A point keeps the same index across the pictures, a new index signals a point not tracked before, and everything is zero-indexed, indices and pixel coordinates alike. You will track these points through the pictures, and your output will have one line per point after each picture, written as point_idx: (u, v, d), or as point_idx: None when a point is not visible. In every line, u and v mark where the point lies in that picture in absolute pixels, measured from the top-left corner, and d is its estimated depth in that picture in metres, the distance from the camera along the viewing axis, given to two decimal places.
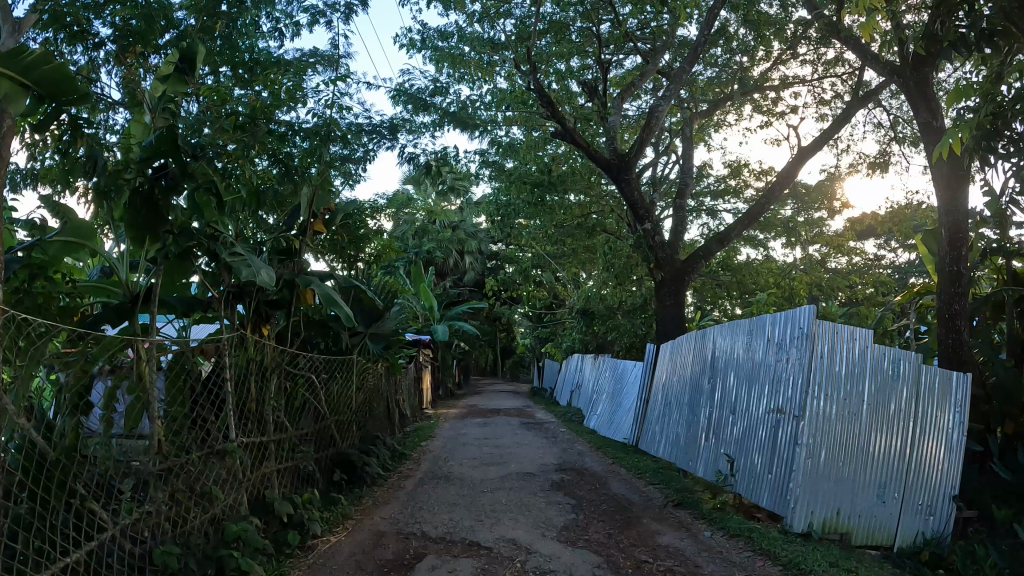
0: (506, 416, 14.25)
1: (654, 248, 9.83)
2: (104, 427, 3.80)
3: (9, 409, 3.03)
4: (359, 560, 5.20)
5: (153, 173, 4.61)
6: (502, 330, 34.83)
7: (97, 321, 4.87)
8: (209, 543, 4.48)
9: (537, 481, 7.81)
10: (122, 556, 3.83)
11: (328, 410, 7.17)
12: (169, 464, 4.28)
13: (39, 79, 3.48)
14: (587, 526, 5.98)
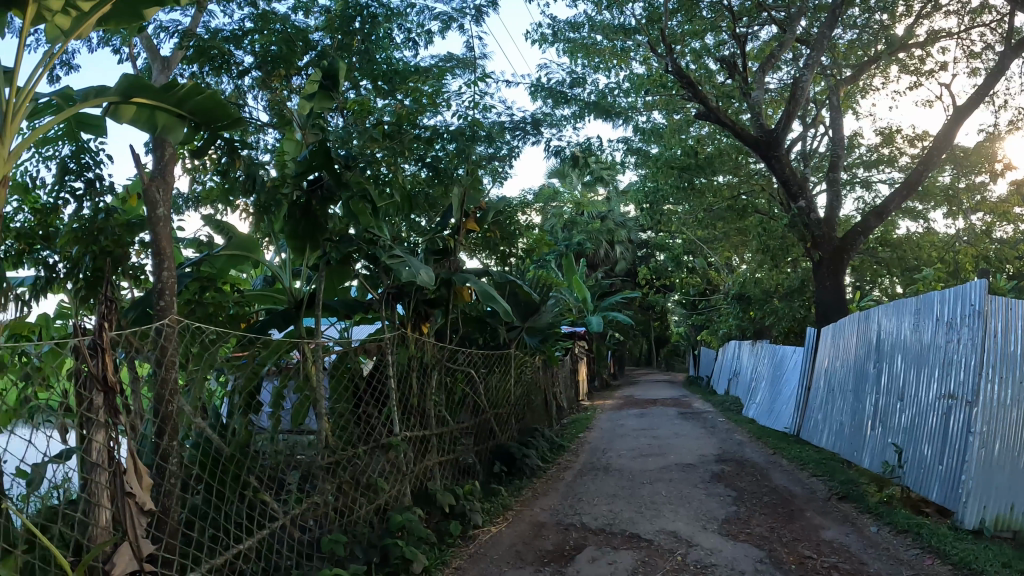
0: (665, 407, 14.02)
1: (809, 227, 9.27)
2: (272, 424, 4.07)
3: (185, 410, 3.28)
4: (519, 551, 5.29)
5: (308, 186, 4.87)
6: (659, 319, 34.29)
7: (266, 325, 5.30)
8: (374, 532, 4.73)
9: (697, 472, 7.63)
10: (292, 542, 4.13)
11: (487, 404, 7.35)
12: (337, 457, 4.54)
13: (193, 109, 3.85)
14: (749, 519, 5.76)
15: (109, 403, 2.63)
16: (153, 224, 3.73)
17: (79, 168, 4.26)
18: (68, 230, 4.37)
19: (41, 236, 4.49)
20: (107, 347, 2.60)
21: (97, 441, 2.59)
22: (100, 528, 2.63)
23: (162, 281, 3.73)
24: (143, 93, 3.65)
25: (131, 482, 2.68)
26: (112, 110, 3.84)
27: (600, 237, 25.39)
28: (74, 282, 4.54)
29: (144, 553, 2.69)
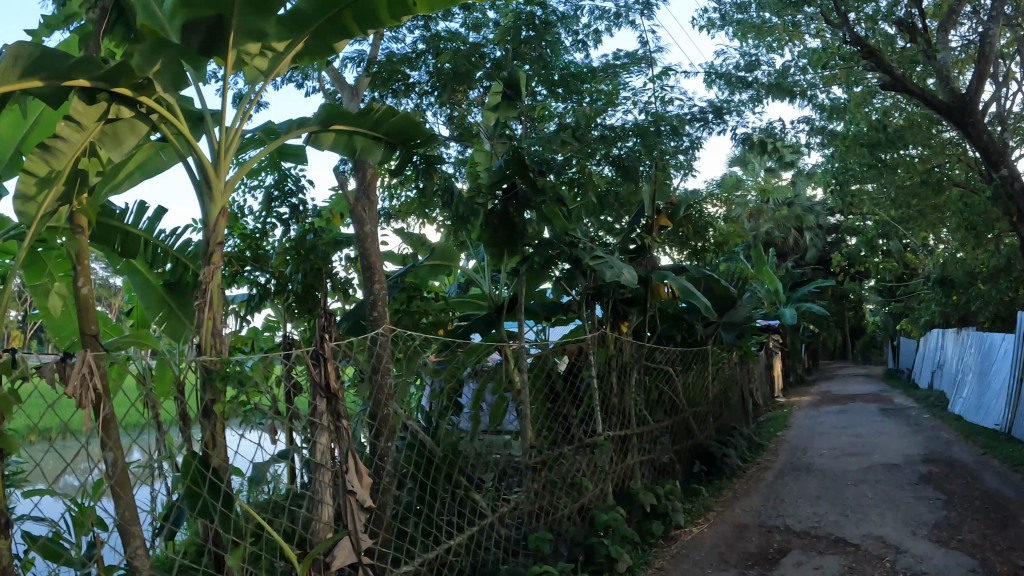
0: (866, 402, 13.10)
1: (1015, 196, 8.56)
2: (472, 425, 3.82)
3: (399, 413, 3.08)
4: (722, 552, 4.90)
5: (503, 194, 4.54)
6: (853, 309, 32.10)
7: (470, 330, 5.32)
8: (579, 529, 4.21)
9: (903, 473, 7.06)
10: (496, 539, 3.72)
11: (684, 402, 6.91)
12: (542, 458, 4.05)
13: (388, 129, 3.78)
14: (962, 525, 5.26)
15: (332, 408, 2.60)
16: (362, 241, 3.90)
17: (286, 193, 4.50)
18: (282, 248, 4.49)
19: (249, 257, 4.54)
20: (328, 357, 2.56)
21: (321, 443, 2.61)
22: (323, 523, 2.65)
23: (374, 292, 3.91)
24: (341, 120, 3.59)
25: (353, 480, 2.62)
26: (310, 139, 3.79)
27: (785, 226, 24.10)
28: (284, 298, 4.59)
29: (361, 546, 2.61)
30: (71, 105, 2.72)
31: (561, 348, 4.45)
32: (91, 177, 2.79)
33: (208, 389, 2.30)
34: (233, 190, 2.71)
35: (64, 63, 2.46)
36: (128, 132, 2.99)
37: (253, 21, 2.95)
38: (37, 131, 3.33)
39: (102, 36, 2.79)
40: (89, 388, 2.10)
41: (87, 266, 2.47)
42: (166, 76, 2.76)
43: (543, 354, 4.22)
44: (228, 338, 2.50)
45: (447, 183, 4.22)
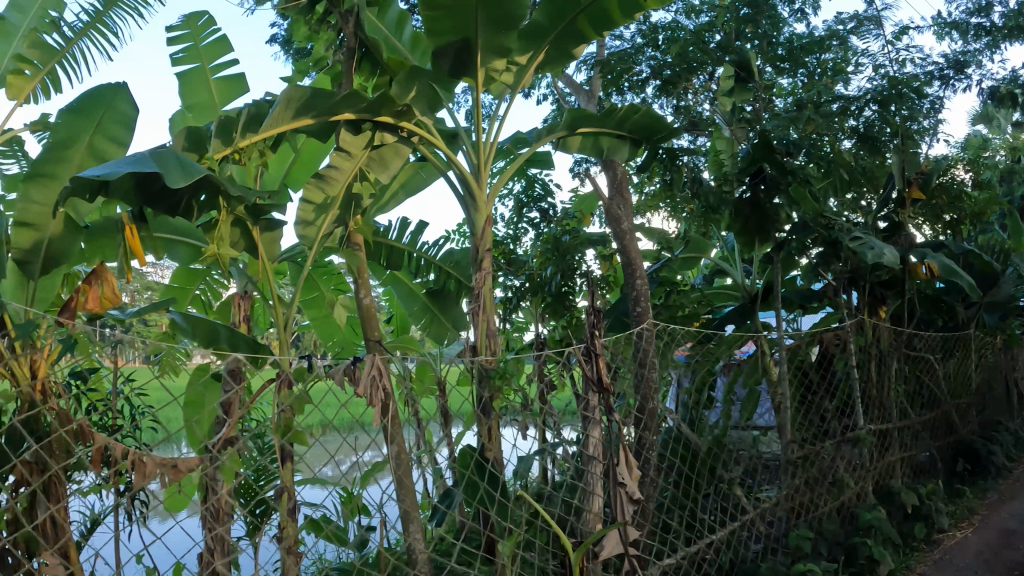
0: None
1: None
2: (723, 419, 3.78)
3: (659, 411, 3.14)
4: (987, 559, 4.43)
5: (749, 181, 3.80)
6: None
7: (720, 322, 4.23)
8: (841, 528, 4.00)
9: None
10: (756, 536, 3.70)
11: (949, 395, 5.88)
12: (804, 453, 3.89)
13: (634, 125, 3.48)
14: None
15: (603, 402, 2.61)
16: (620, 237, 3.86)
17: (534, 198, 4.20)
18: (539, 249, 3.96)
19: (503, 262, 4.10)
20: (599, 353, 2.53)
21: (594, 436, 2.64)
22: (593, 514, 2.68)
23: (638, 288, 3.76)
24: (586, 122, 3.37)
25: (623, 472, 2.63)
26: (558, 145, 3.62)
27: None
28: (535, 302, 3.94)
29: (630, 538, 2.63)
30: (340, 137, 2.91)
31: (813, 336, 4.04)
32: (364, 199, 3.04)
33: (489, 385, 2.50)
34: (494, 201, 2.86)
35: (331, 101, 2.67)
36: (393, 154, 3.11)
37: (497, 38, 2.88)
38: (302, 161, 3.76)
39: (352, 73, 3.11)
40: (379, 387, 2.22)
41: (366, 276, 2.97)
42: (422, 100, 2.92)
43: (796, 343, 3.89)
44: (500, 337, 2.68)
45: (694, 174, 3.70)
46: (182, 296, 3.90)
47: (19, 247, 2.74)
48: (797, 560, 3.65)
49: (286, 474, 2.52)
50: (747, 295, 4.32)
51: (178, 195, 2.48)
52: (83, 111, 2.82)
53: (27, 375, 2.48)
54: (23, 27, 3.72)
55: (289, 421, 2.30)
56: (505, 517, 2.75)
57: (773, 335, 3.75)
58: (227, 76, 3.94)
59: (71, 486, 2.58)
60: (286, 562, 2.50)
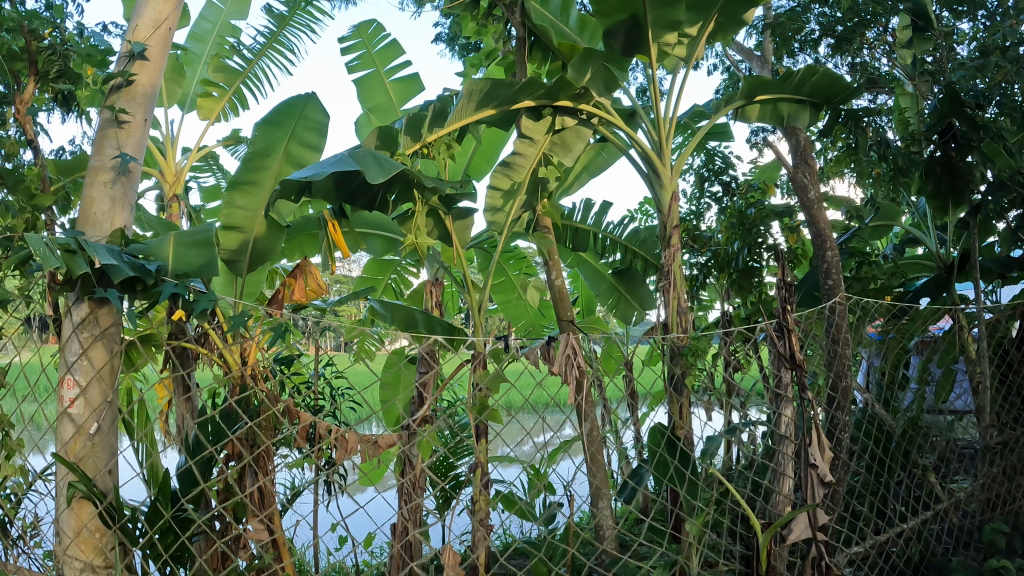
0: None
1: None
2: (918, 402, 3.52)
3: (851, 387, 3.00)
4: None
5: (939, 139, 3.53)
6: None
7: (915, 296, 4.01)
8: None
9: None
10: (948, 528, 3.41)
11: None
12: (1007, 438, 3.47)
13: (810, 91, 3.54)
14: None
15: (797, 379, 2.54)
16: (808, 208, 3.75)
17: (716, 171, 4.09)
18: (723, 224, 3.84)
19: (686, 238, 4.07)
20: (792, 328, 2.50)
21: (786, 415, 2.58)
22: (784, 496, 2.63)
23: (828, 260, 3.62)
24: (766, 89, 3.45)
25: (815, 453, 2.52)
26: (737, 113, 3.69)
27: None
28: (721, 276, 3.88)
29: (819, 522, 2.50)
30: (524, 124, 3.15)
31: (1014, 308, 3.62)
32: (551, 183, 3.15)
33: (682, 362, 2.59)
34: (679, 174, 2.95)
35: (511, 90, 2.84)
36: (575, 137, 3.31)
37: (665, 13, 2.89)
38: (479, 154, 4.02)
39: (525, 63, 3.30)
40: (574, 365, 2.27)
41: (556, 258, 3.29)
42: (598, 80, 2.94)
43: (995, 317, 3.51)
44: (691, 314, 2.77)
45: (880, 136, 3.55)
46: (376, 284, 4.26)
47: (227, 247, 2.95)
48: (990, 557, 3.30)
49: (480, 451, 2.60)
50: (944, 266, 4.09)
51: (374, 191, 2.70)
52: (276, 121, 2.95)
53: (236, 361, 2.54)
54: (205, 55, 4.19)
55: (485, 399, 2.39)
56: (693, 497, 2.72)
57: (971, 308, 3.47)
58: (402, 78, 4.14)
59: (278, 460, 2.62)
60: (476, 536, 2.62)
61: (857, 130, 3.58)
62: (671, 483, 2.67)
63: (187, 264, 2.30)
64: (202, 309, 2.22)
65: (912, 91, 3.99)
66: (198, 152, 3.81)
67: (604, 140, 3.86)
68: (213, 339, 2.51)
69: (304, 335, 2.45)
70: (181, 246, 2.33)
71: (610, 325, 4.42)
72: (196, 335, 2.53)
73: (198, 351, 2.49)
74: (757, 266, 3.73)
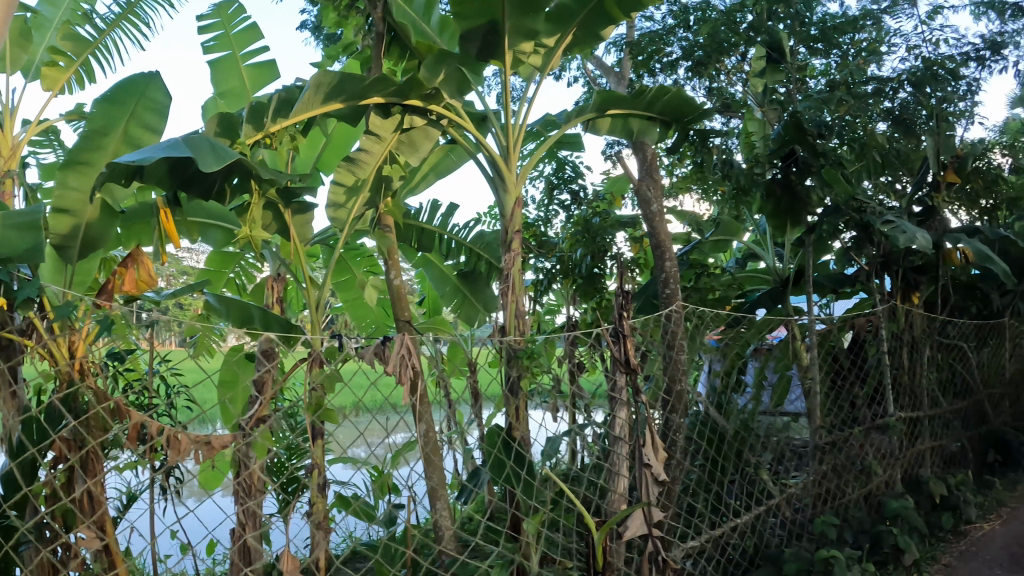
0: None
1: None
2: (754, 404, 3.72)
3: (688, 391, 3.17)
4: (1014, 548, 4.03)
5: (782, 162, 3.71)
6: None
7: (751, 307, 4.22)
8: (868, 518, 3.79)
9: None
10: (781, 522, 3.59)
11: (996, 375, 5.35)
12: (833, 437, 3.74)
13: (661, 109, 3.65)
14: None
15: (631, 383, 2.64)
16: (651, 220, 3.89)
17: (565, 179, 4.19)
18: (570, 232, 3.97)
19: (533, 243, 4.09)
20: (627, 334, 2.57)
21: (621, 417, 2.67)
22: (619, 495, 2.70)
23: (666, 270, 3.79)
24: (617, 104, 3.53)
25: (648, 454, 2.63)
26: (590, 125, 3.81)
27: None
28: (568, 282, 3.97)
29: (654, 518, 2.60)
30: (372, 121, 3.13)
31: (843, 321, 3.89)
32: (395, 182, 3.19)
33: (515, 365, 2.57)
34: (524, 181, 3.00)
35: (359, 85, 2.79)
36: (422, 137, 3.33)
37: (525, 22, 2.94)
38: (333, 146, 3.92)
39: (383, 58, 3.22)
40: (408, 366, 2.25)
41: (396, 256, 3.23)
42: (451, 84, 2.96)
43: (827, 329, 3.81)
44: (529, 318, 2.80)
45: (724, 158, 3.75)
46: (216, 278, 4.08)
47: (56, 232, 2.72)
48: (819, 548, 3.50)
49: (316, 452, 2.56)
50: (780, 280, 4.35)
51: (212, 179, 2.58)
52: (116, 98, 2.76)
53: (63, 355, 2.36)
54: (55, 19, 3.84)
55: (321, 398, 2.34)
56: (529, 497, 2.79)
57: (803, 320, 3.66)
58: (260, 64, 3.99)
59: (110, 462, 2.46)
60: (315, 537, 2.56)
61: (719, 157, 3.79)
62: (507, 482, 2.69)
63: (10, 248, 2.12)
64: (26, 297, 2.06)
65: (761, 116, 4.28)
66: (38, 125, 3.50)
67: (452, 143, 3.88)
68: (37, 331, 2.32)
69: (138, 329, 2.30)
70: (5, 228, 2.16)
71: (453, 327, 4.45)
72: (23, 325, 2.28)
73: (23, 344, 2.27)
74: (601, 273, 3.86)
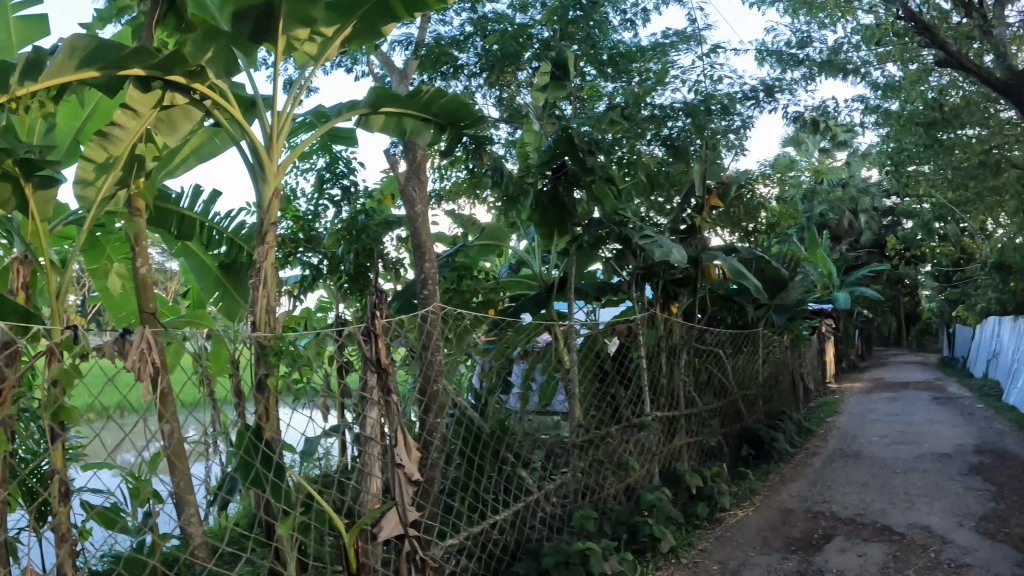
0: (910, 392, 13.19)
1: None
2: (521, 405, 3.91)
3: (449, 392, 3.28)
4: (765, 536, 4.89)
5: (552, 172, 4.21)
6: (900, 296, 32.03)
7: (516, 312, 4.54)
8: (626, 509, 4.37)
9: (954, 464, 7.01)
10: (544, 517, 3.84)
11: (736, 383, 6.65)
12: (591, 436, 4.18)
13: (436, 109, 3.73)
14: (1011, 518, 5.19)
15: (381, 382, 2.74)
16: (411, 219, 3.83)
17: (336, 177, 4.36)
18: (335, 229, 4.54)
19: (302, 238, 4.62)
20: (379, 333, 2.69)
21: (371, 417, 2.76)
22: (371, 495, 2.84)
23: (425, 270, 3.84)
24: (388, 100, 3.56)
25: (400, 453, 2.72)
26: (362, 119, 3.77)
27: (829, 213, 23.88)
28: (338, 280, 4.59)
29: (407, 518, 2.68)
30: (131, 95, 3.13)
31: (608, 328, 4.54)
32: (147, 160, 3.23)
33: (263, 364, 2.51)
34: (284, 171, 3.00)
35: (119, 53, 2.69)
36: (182, 118, 3.44)
37: (302, 7, 3.06)
38: (95, 118, 3.74)
39: (155, 28, 3.07)
40: (149, 360, 2.18)
41: (143, 246, 3.01)
42: (220, 62, 2.97)
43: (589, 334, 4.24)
44: (282, 315, 2.79)
45: (494, 163, 4.06)
46: None
47: None
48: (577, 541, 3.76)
49: (56, 455, 2.29)
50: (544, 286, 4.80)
51: None
52: None
53: None
54: None
55: (57, 396, 2.15)
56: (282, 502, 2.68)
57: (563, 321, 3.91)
58: (28, 17, 3.71)
59: None
60: (59, 553, 2.34)
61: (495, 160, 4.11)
62: (259, 488, 2.60)
63: None
64: None
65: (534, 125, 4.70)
66: None
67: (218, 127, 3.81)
68: None
69: None
70: None
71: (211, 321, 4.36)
72: None
73: None
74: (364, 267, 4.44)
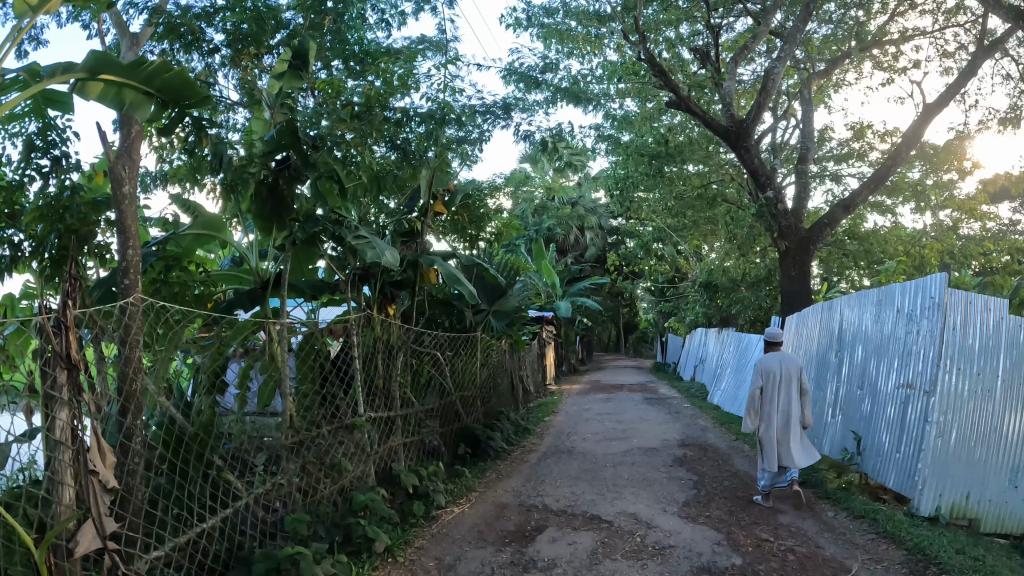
0: (630, 394, 14.64)
1: (776, 218, 10.04)
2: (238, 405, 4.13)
3: (149, 391, 3.33)
4: (481, 530, 5.33)
5: (276, 165, 5.07)
6: (626, 305, 35.36)
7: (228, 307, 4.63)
8: (338, 511, 4.79)
9: (660, 455, 7.92)
10: (255, 522, 4.18)
11: (453, 385, 7.34)
12: (300, 438, 4.56)
13: (161, 87, 4.11)
14: (709, 502, 5.96)
15: (72, 380, 2.67)
16: (119, 202, 4.05)
17: None
18: (34, 207, 4.61)
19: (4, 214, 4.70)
20: (71, 326, 2.63)
21: (61, 419, 2.65)
22: (64, 507, 2.70)
23: (127, 259, 4.06)
24: (112, 69, 3.90)
25: (95, 461, 2.74)
26: (78, 86, 4.02)
27: (569, 225, 25.77)
28: (38, 261, 4.81)
29: (106, 531, 2.75)
30: None
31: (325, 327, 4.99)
32: None
33: None
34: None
35: None
36: None
37: None
38: None
39: None
40: None
41: None
42: None
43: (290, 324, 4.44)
44: None
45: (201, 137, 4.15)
46: None
47: None
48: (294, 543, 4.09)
49: None
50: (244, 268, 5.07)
51: None
52: None
53: None
54: None
55: None
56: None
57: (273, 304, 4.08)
58: None
59: None
60: None
61: (213, 146, 4.64)
62: None
63: None
64: None
65: (265, 116, 5.20)
66: None
67: None
68: None
69: None
70: None
71: None
72: None
73: None
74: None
